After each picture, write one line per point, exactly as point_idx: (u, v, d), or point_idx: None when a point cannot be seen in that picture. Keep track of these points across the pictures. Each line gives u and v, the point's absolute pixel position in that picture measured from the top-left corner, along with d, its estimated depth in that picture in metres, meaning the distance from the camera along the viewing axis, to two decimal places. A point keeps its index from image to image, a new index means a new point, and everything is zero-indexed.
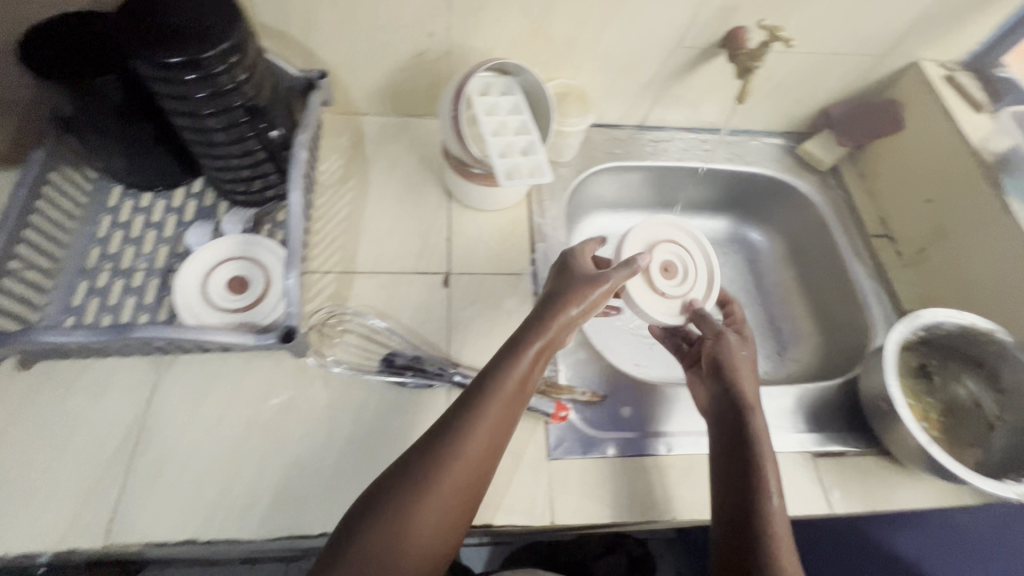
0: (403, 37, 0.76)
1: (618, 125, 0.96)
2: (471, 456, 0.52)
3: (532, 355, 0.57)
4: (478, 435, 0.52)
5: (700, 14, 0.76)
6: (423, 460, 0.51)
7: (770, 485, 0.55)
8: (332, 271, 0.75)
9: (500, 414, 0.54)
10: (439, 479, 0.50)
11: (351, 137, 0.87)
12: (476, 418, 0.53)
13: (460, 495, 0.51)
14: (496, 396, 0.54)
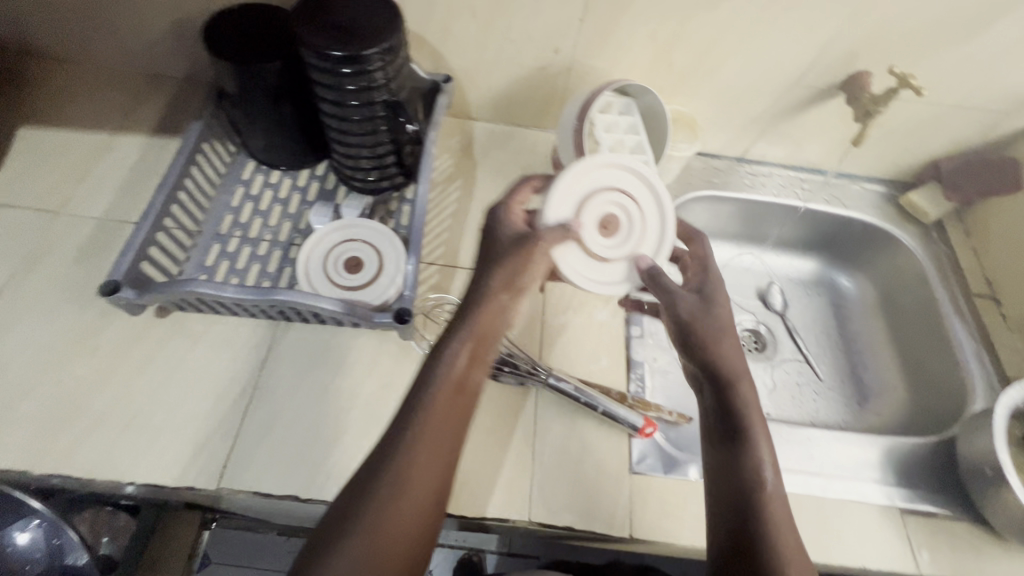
0: (530, 52, 0.81)
1: (717, 155, 0.97)
2: (431, 442, 0.47)
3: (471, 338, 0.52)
4: (426, 438, 0.47)
5: (825, 55, 0.77)
6: (385, 456, 0.46)
7: (765, 477, 0.51)
8: (436, 264, 0.79)
9: (444, 409, 0.49)
10: (400, 466, 0.46)
11: (463, 141, 0.92)
12: (432, 400, 0.49)
13: (427, 485, 0.46)
14: (444, 369, 0.50)
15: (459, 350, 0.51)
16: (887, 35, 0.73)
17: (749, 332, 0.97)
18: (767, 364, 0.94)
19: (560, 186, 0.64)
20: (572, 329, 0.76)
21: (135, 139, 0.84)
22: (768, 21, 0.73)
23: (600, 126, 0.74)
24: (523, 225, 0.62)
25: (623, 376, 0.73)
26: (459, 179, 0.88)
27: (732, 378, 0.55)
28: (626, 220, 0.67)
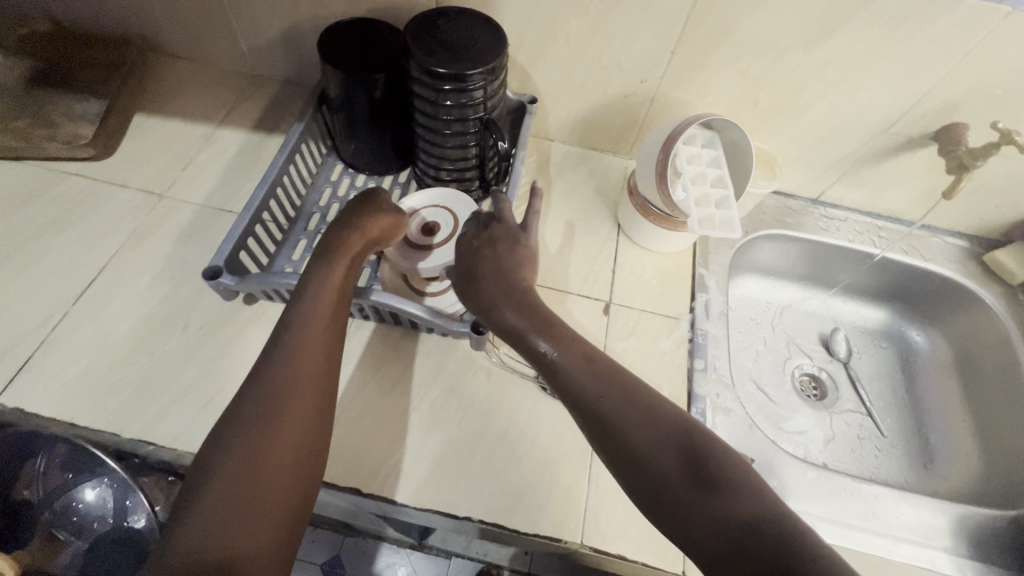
0: (617, 78, 0.82)
1: (791, 195, 0.96)
2: (303, 357, 0.55)
3: (343, 263, 0.63)
4: (277, 371, 0.54)
5: (921, 105, 0.75)
6: (273, 374, 0.53)
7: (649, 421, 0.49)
8: None
9: (308, 342, 0.56)
10: (289, 378, 0.53)
11: (540, 159, 0.94)
12: (307, 306, 0.58)
13: (305, 393, 0.54)
14: (321, 283, 0.60)
15: (318, 264, 0.62)
16: (991, 88, 0.71)
17: (808, 378, 0.95)
18: (826, 413, 0.91)
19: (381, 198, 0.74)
20: (636, 355, 0.76)
21: (236, 133, 0.90)
22: (865, 65, 0.72)
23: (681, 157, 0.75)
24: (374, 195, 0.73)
25: (683, 409, 0.72)
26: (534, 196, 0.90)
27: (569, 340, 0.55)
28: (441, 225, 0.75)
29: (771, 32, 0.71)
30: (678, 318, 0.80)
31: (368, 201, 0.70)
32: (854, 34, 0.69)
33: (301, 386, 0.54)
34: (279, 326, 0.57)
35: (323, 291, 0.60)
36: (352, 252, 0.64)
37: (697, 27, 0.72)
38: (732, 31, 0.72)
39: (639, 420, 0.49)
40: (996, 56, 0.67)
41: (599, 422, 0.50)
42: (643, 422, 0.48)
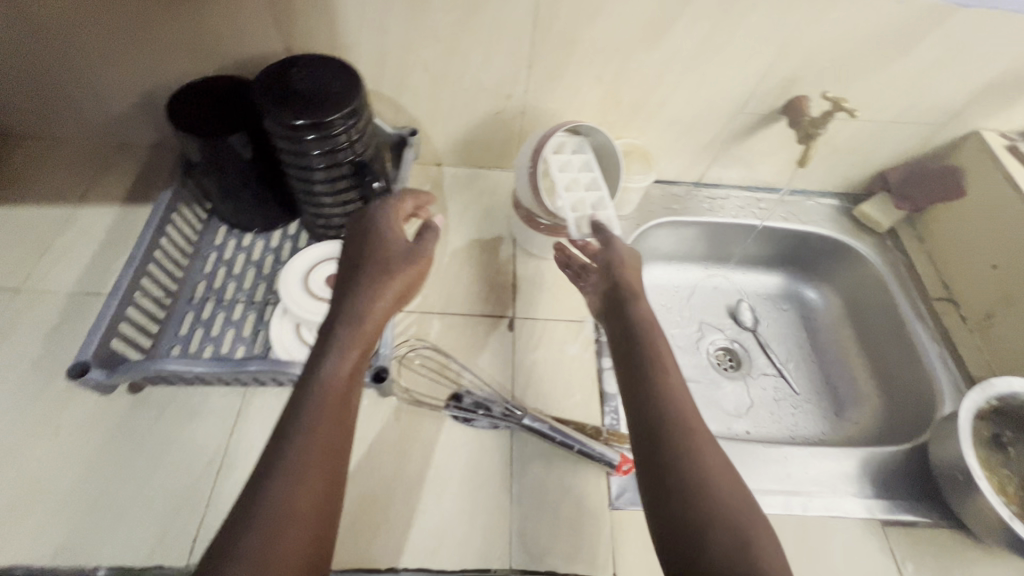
0: (484, 97, 0.83)
1: (675, 181, 1.00)
2: (312, 473, 0.47)
3: (355, 347, 0.54)
4: (305, 439, 0.48)
5: (764, 84, 0.80)
6: (302, 459, 0.47)
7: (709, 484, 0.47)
8: (412, 311, 0.79)
9: (332, 406, 0.51)
10: (296, 503, 0.45)
11: (429, 186, 0.94)
12: (338, 362, 0.53)
13: (327, 457, 0.48)
14: (330, 376, 0.52)
15: (350, 353, 0.54)
16: (819, 61, 0.77)
17: (723, 351, 1.00)
18: (743, 383, 0.96)
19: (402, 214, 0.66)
20: (546, 366, 0.76)
21: (101, 210, 0.84)
22: (706, 54, 0.76)
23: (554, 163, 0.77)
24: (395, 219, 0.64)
25: (597, 410, 0.73)
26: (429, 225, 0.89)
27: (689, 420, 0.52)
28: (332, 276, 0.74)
29: (614, 36, 0.73)
30: (582, 321, 0.81)
31: (376, 233, 0.62)
32: (687, 29, 0.72)
33: (305, 513, 0.45)
34: (286, 432, 0.48)
35: (331, 394, 0.51)
36: (375, 323, 0.56)
37: (544, 40, 0.74)
38: (578, 39, 0.74)
39: (730, 515, 0.45)
40: (815, 32, 0.73)
41: (676, 499, 0.47)
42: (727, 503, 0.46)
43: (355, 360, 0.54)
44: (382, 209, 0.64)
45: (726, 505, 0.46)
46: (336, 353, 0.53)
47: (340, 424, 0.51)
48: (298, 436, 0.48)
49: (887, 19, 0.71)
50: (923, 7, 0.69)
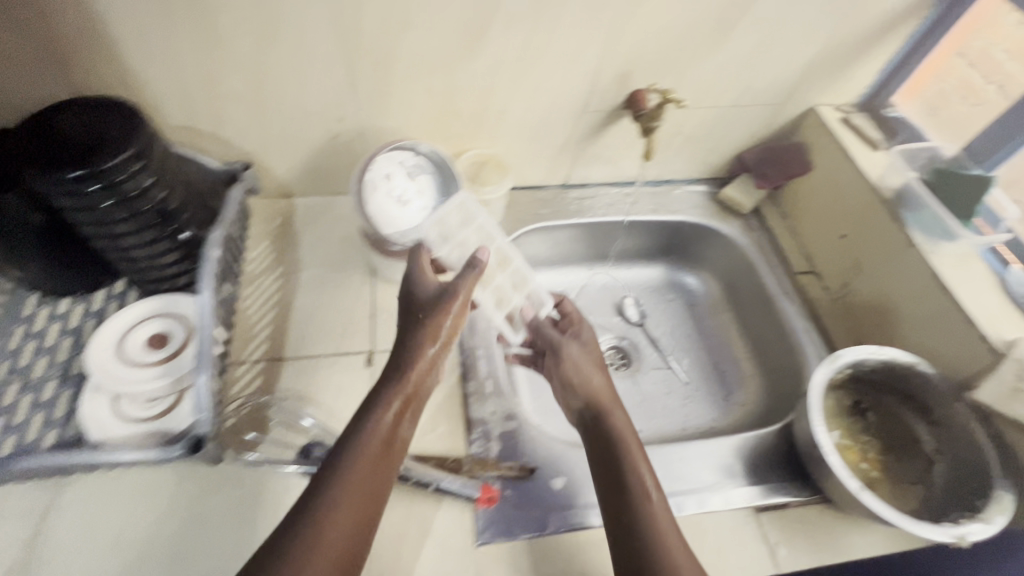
0: (314, 122, 0.78)
1: (542, 186, 0.98)
2: (347, 518, 0.49)
3: (395, 403, 0.58)
4: (348, 493, 0.50)
5: (599, 81, 0.79)
6: (333, 507, 0.49)
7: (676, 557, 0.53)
8: (258, 361, 0.73)
9: (374, 464, 0.53)
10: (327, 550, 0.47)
11: (279, 220, 0.88)
12: (375, 426, 0.55)
13: (360, 511, 0.50)
14: (371, 430, 0.55)
15: (392, 406, 0.57)
16: (645, 54, 0.76)
17: (614, 350, 0.99)
18: (634, 379, 0.95)
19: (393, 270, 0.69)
20: None
21: None
22: (532, 57, 0.74)
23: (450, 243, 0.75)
24: (433, 282, 0.68)
25: (463, 439, 0.69)
26: (279, 263, 0.83)
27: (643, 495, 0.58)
28: (153, 339, 0.67)
29: (430, 46, 0.70)
30: (447, 345, 0.77)
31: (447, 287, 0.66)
32: (504, 33, 0.70)
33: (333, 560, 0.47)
34: (326, 479, 0.51)
35: (384, 445, 0.55)
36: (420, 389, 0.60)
37: (358, 57, 0.70)
38: (394, 53, 0.70)
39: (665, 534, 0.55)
40: (632, 27, 0.72)
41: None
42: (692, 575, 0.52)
43: (395, 416, 0.57)
44: (413, 276, 0.69)
45: (667, 524, 0.56)
46: (377, 406, 0.57)
47: (386, 477, 0.54)
48: (340, 482, 0.51)
49: (698, 8, 0.71)
50: None
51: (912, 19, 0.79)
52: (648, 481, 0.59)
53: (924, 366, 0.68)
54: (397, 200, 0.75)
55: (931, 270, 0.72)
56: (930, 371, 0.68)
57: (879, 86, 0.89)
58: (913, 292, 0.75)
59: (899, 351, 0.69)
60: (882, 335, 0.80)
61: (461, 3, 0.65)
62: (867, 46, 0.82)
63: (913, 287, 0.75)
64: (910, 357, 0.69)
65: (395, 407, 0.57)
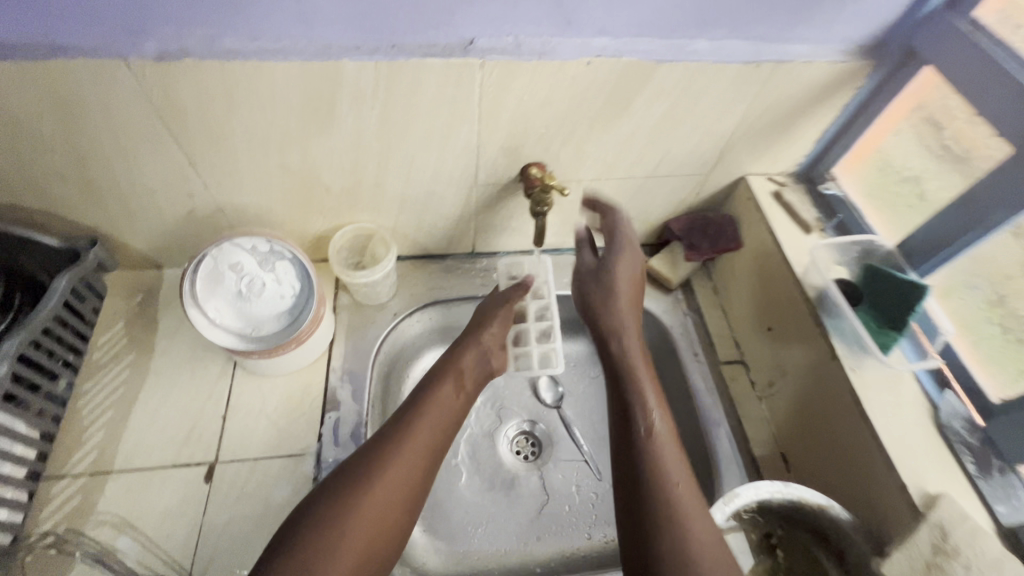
0: (159, 199, 0.69)
1: (446, 255, 0.88)
2: (406, 470, 0.56)
3: (450, 380, 0.65)
4: (411, 444, 0.58)
5: (484, 155, 0.69)
6: (386, 457, 0.56)
7: (682, 501, 0.54)
8: (81, 475, 0.64)
9: (429, 422, 0.60)
10: (378, 501, 0.53)
11: (141, 297, 0.79)
12: (436, 388, 0.64)
13: (412, 465, 0.57)
14: (432, 403, 0.62)
15: (448, 382, 0.64)
16: (534, 127, 0.66)
17: (524, 436, 0.88)
18: (541, 474, 0.84)
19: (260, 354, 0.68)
20: (245, 525, 0.63)
21: None
22: (397, 134, 0.64)
23: (502, 278, 0.80)
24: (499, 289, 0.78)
25: None
26: (130, 350, 0.74)
27: (648, 410, 0.61)
28: None
29: (271, 125, 0.61)
30: (303, 454, 0.68)
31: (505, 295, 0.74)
32: (355, 110, 0.60)
33: (379, 510, 0.53)
34: (385, 445, 0.57)
35: (439, 412, 0.61)
36: (470, 371, 0.67)
37: (188, 136, 0.61)
38: (230, 132, 0.61)
39: (663, 447, 0.58)
40: (510, 102, 0.62)
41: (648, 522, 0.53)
42: (704, 526, 0.53)
43: (454, 393, 0.64)
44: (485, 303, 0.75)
45: (663, 436, 0.60)
46: (433, 384, 0.64)
47: (439, 440, 0.61)
48: (387, 447, 0.57)
49: (584, 82, 0.62)
50: (616, 66, 0.60)
51: (844, 90, 0.68)
52: (650, 401, 0.62)
53: (837, 511, 0.58)
54: (240, 296, 0.67)
55: (851, 391, 0.62)
56: (842, 515, 0.58)
57: (815, 155, 0.79)
58: (833, 412, 0.64)
59: (806, 490, 0.59)
60: (801, 452, 0.70)
61: (293, 82, 0.56)
62: (798, 116, 0.71)
63: (832, 405, 0.64)
64: (820, 499, 0.59)
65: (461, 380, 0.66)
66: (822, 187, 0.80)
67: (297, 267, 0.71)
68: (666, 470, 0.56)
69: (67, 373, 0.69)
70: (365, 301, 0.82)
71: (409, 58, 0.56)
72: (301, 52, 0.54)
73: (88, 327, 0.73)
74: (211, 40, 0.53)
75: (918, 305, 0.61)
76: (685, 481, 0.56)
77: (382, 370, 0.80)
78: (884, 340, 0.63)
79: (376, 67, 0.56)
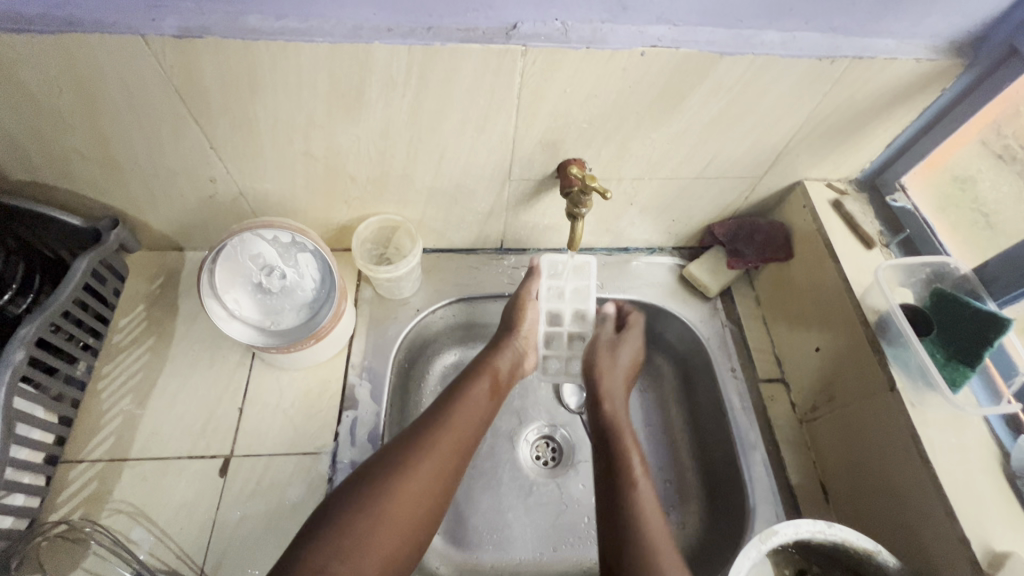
0: (181, 183, 0.66)
1: (472, 249, 0.84)
2: (440, 464, 0.57)
3: (484, 378, 0.66)
4: (445, 441, 0.58)
5: (521, 149, 0.64)
6: (419, 450, 0.57)
7: (662, 553, 0.53)
8: (98, 459, 0.64)
9: (461, 420, 0.61)
10: (409, 489, 0.54)
11: (162, 279, 0.77)
12: (469, 385, 0.64)
13: (446, 458, 0.58)
14: (465, 398, 0.63)
15: (482, 380, 0.66)
16: (576, 121, 0.61)
17: (545, 441, 0.85)
18: (559, 483, 0.81)
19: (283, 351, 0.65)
20: (257, 523, 0.62)
21: None
22: (428, 124, 0.60)
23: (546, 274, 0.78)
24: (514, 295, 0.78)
25: None
26: (150, 334, 0.73)
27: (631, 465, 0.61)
28: None
29: (296, 111, 0.57)
30: (318, 452, 0.67)
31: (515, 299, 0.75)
32: (385, 97, 0.56)
33: (409, 498, 0.54)
34: (419, 437, 0.58)
35: (471, 408, 0.62)
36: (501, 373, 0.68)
37: (210, 118, 0.57)
38: (254, 116, 0.57)
39: (645, 516, 0.56)
40: (552, 93, 0.57)
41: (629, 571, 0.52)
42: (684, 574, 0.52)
43: (487, 393, 0.65)
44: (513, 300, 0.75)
45: (644, 488, 0.59)
46: (470, 380, 0.65)
47: (473, 434, 0.61)
48: (421, 439, 0.58)
49: (636, 74, 0.56)
50: (672, 58, 0.54)
51: (926, 92, 0.61)
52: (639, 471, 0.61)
53: (883, 556, 0.54)
54: (260, 289, 0.66)
55: (909, 430, 0.57)
56: (890, 562, 0.54)
57: (882, 163, 0.73)
58: (885, 449, 0.60)
59: (850, 531, 0.55)
60: (845, 484, 0.65)
61: (320, 66, 0.52)
62: (870, 118, 0.64)
63: (884, 441, 0.60)
64: (867, 543, 0.54)
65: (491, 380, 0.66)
66: (889, 198, 0.73)
67: (320, 265, 0.68)
68: (638, 510, 0.57)
69: (86, 357, 0.68)
70: (387, 296, 0.79)
71: (445, 42, 0.51)
72: (328, 33, 0.50)
73: (109, 310, 0.72)
74: (235, 18, 0.49)
75: (995, 340, 0.56)
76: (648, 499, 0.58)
77: (401, 367, 0.77)
78: (953, 374, 0.58)
79: (409, 52, 0.51)
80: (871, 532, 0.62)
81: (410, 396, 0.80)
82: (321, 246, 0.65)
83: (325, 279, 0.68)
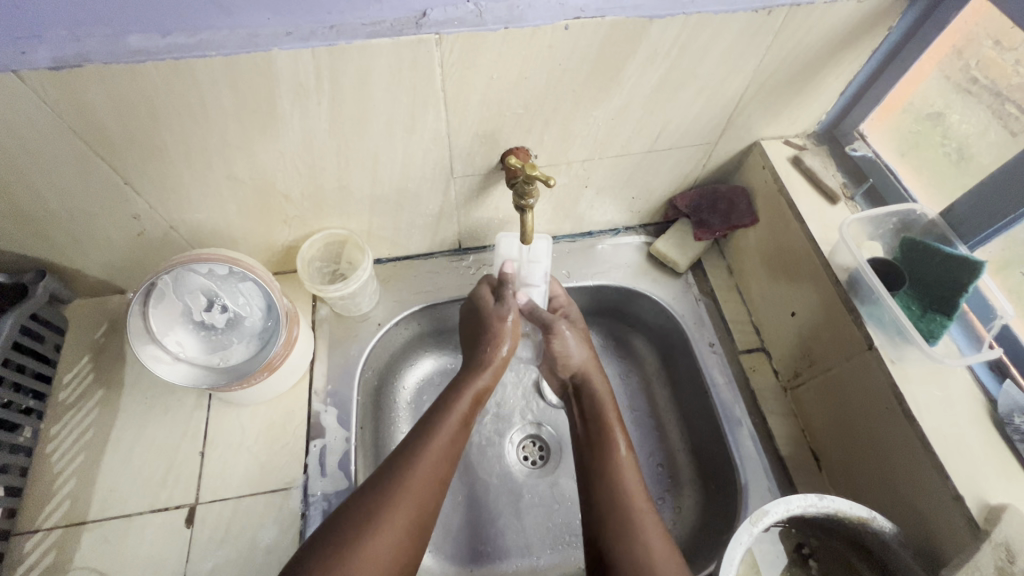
0: (103, 224, 0.62)
1: (430, 254, 0.80)
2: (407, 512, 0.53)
3: (462, 403, 0.62)
4: (418, 489, 0.54)
5: (458, 143, 0.61)
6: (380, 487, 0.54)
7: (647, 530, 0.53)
8: (55, 527, 0.60)
9: (435, 458, 0.57)
10: (397, 525, 0.52)
11: (106, 327, 0.73)
12: (440, 422, 0.59)
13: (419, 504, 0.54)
14: (445, 425, 0.59)
15: (459, 406, 0.62)
16: (511, 108, 0.58)
17: (531, 440, 0.81)
18: (550, 482, 0.78)
19: (236, 388, 0.62)
20: (231, 570, 0.59)
21: None
22: (354, 129, 0.56)
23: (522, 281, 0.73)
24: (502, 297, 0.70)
25: None
26: (101, 386, 0.69)
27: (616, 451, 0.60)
28: None
29: (207, 133, 0.53)
30: (289, 487, 0.63)
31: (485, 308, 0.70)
32: (301, 106, 0.52)
33: (403, 523, 0.52)
34: (390, 478, 0.54)
35: (447, 438, 0.58)
36: (477, 395, 0.64)
37: (117, 153, 0.53)
38: (162, 143, 0.53)
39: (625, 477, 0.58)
40: (479, 82, 0.54)
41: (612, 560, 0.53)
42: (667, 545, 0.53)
43: (465, 418, 0.61)
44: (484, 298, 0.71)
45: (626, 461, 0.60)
46: (446, 403, 0.62)
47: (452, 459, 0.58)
48: (373, 506, 0.52)
49: (562, 51, 0.52)
50: (599, 29, 0.51)
51: (872, 33, 0.58)
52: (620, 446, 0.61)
53: (879, 523, 0.51)
54: (203, 326, 0.62)
55: (891, 388, 0.55)
56: (886, 527, 0.51)
57: (838, 112, 0.70)
58: (872, 408, 0.57)
59: (843, 501, 0.52)
60: (834, 449, 0.63)
61: (221, 82, 0.48)
62: (819, 68, 0.61)
63: (870, 400, 0.57)
64: (861, 511, 0.51)
65: (465, 402, 0.62)
66: (849, 148, 0.71)
67: (267, 296, 0.65)
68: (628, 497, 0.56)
69: (30, 422, 0.64)
70: (345, 314, 0.75)
71: (351, 41, 0.47)
72: (221, 45, 0.46)
73: (50, 367, 0.68)
74: (114, 40, 0.44)
75: (969, 286, 0.55)
76: (642, 499, 0.57)
77: (369, 386, 0.74)
78: (929, 326, 0.56)
79: (314, 55, 0.47)
80: (866, 496, 0.59)
81: (383, 413, 0.76)
82: (259, 275, 0.61)
83: (273, 313, 0.65)
